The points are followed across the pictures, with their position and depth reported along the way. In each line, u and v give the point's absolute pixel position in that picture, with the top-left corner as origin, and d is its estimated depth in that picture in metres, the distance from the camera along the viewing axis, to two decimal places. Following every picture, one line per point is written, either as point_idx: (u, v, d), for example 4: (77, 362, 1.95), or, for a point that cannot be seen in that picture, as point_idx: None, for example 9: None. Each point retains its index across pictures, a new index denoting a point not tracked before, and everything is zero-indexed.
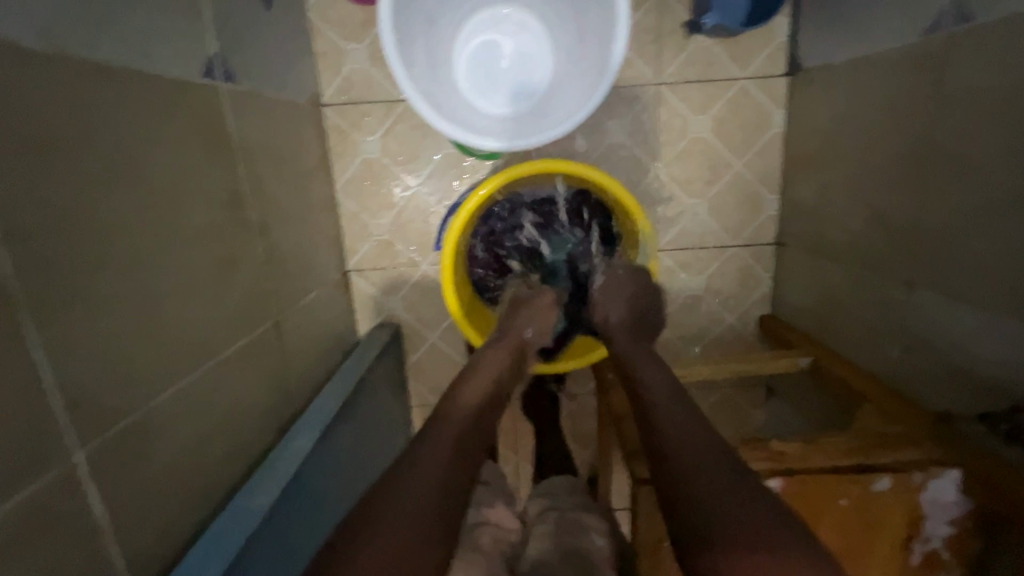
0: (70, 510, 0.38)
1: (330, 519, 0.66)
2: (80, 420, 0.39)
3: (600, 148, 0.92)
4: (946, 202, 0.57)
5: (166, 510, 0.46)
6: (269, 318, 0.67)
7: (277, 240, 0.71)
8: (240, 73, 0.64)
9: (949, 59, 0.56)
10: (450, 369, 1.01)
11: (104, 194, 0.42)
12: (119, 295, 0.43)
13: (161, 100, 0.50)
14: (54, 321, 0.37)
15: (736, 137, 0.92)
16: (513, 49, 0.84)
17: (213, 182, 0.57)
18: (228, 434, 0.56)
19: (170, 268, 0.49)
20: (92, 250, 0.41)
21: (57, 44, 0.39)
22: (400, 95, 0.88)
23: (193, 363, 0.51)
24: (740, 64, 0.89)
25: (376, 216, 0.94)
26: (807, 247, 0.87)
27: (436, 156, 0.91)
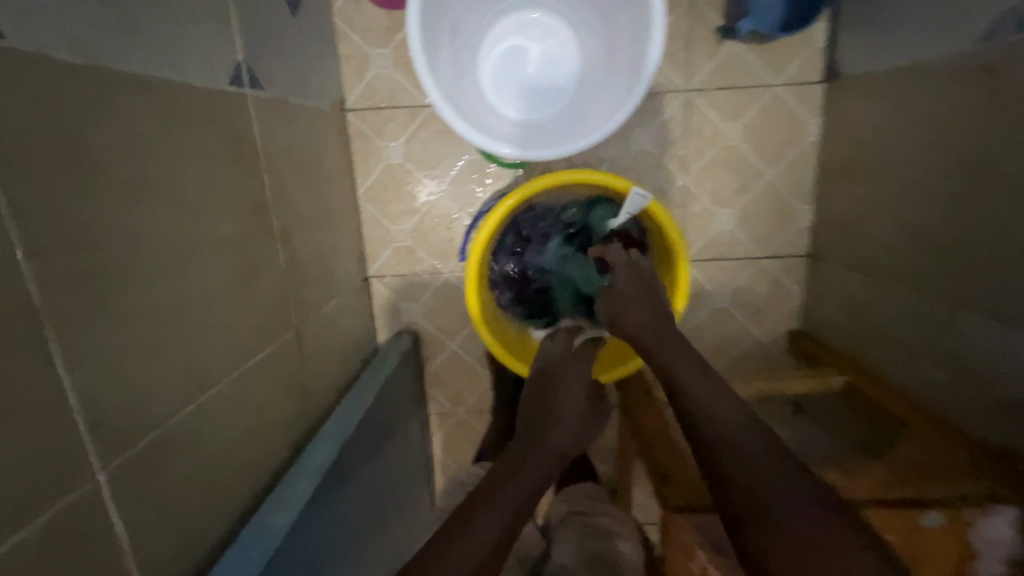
0: (91, 531, 0.37)
1: (349, 532, 0.65)
2: (103, 437, 0.38)
3: (626, 155, 0.89)
4: (1000, 221, 0.54)
5: (188, 527, 0.45)
6: (291, 328, 0.66)
7: (299, 248, 0.71)
8: (266, 80, 0.63)
9: (1007, 70, 0.53)
10: (469, 378, 0.99)
11: (131, 207, 0.41)
12: (143, 309, 0.42)
13: (188, 109, 0.49)
14: (78, 337, 0.36)
15: (768, 146, 0.89)
16: (540, 54, 0.83)
17: (238, 192, 0.56)
18: (249, 447, 0.55)
19: (194, 280, 0.49)
20: (117, 263, 0.40)
21: (86, 54, 0.38)
22: (424, 101, 0.87)
23: (215, 376, 0.51)
24: (774, 71, 0.86)
25: (397, 222, 0.93)
26: (843, 262, 0.84)
27: (459, 163, 0.89)
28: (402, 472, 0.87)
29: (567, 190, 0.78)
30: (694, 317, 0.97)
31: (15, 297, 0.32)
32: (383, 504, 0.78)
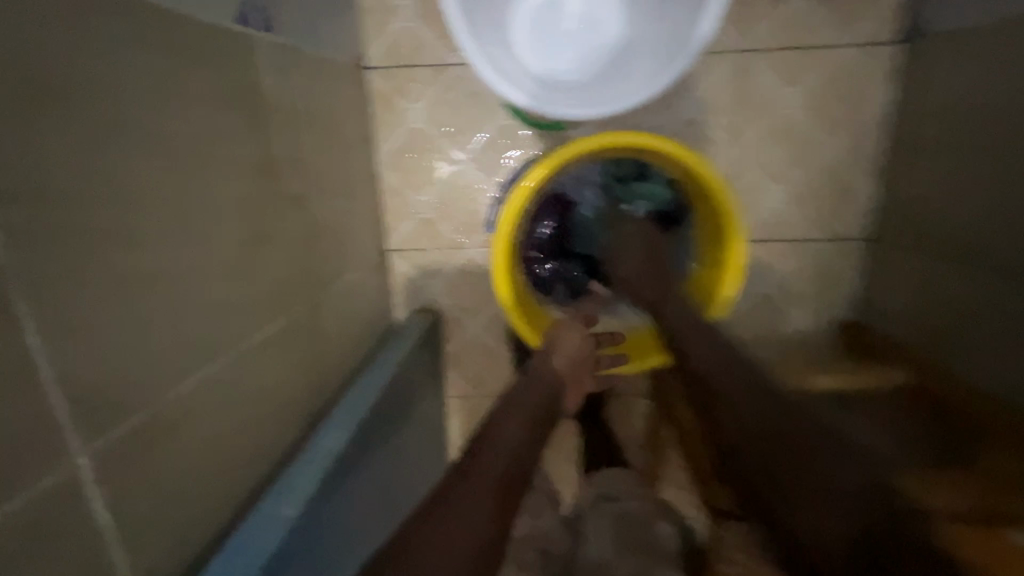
0: (71, 523, 0.32)
1: (361, 522, 0.60)
2: (85, 416, 0.33)
3: (670, 122, 0.81)
4: None
5: (185, 517, 0.41)
6: (303, 300, 0.61)
7: (314, 214, 0.65)
8: (279, 24, 0.57)
9: None
10: (490, 360, 0.94)
11: (121, 154, 0.36)
12: (135, 272, 0.37)
13: (189, 46, 0.43)
14: (53, 301, 0.31)
15: (830, 115, 0.80)
16: (580, 7, 0.75)
17: (245, 147, 0.51)
18: (254, 429, 0.50)
19: (194, 242, 0.43)
20: (102, 216, 0.34)
21: None
22: (451, 59, 0.80)
23: (217, 350, 0.46)
24: (844, 29, 0.76)
25: (418, 192, 0.86)
26: (911, 248, 0.75)
27: (486, 128, 0.82)
28: (418, 458, 0.83)
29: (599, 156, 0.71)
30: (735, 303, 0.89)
31: None
32: (397, 490, 0.73)
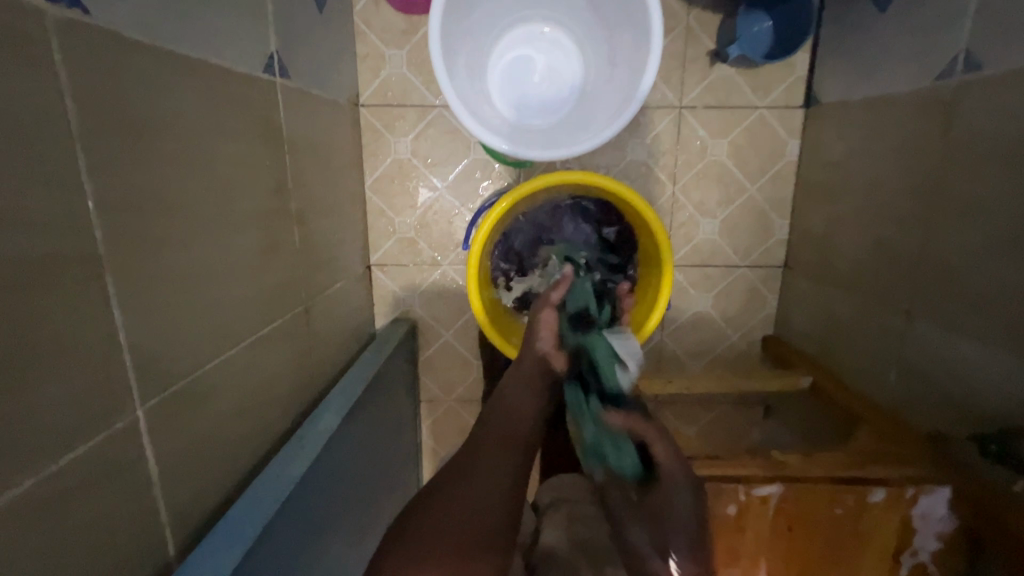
0: (129, 462, 0.41)
1: (348, 499, 0.69)
2: (144, 378, 0.42)
3: (620, 163, 0.96)
4: (950, 238, 0.61)
5: (204, 474, 0.49)
6: (301, 304, 0.70)
7: (312, 230, 0.75)
8: (293, 70, 0.68)
9: (960, 104, 0.60)
10: (461, 367, 1.04)
11: (177, 175, 0.46)
12: (181, 269, 0.46)
13: (228, 91, 0.53)
14: (129, 286, 0.40)
15: (751, 162, 0.96)
16: (545, 64, 0.89)
17: (264, 171, 0.61)
18: (259, 409, 0.59)
19: (223, 248, 0.53)
20: (162, 222, 0.44)
21: (151, 36, 0.42)
22: (434, 101, 0.93)
23: (235, 339, 0.55)
24: (760, 93, 0.93)
25: (401, 214, 0.97)
26: (814, 274, 0.91)
27: (463, 162, 0.95)
28: (395, 453, 0.91)
29: (557, 190, 0.83)
30: (676, 319, 1.03)
31: (85, 242, 0.36)
32: (377, 479, 0.82)
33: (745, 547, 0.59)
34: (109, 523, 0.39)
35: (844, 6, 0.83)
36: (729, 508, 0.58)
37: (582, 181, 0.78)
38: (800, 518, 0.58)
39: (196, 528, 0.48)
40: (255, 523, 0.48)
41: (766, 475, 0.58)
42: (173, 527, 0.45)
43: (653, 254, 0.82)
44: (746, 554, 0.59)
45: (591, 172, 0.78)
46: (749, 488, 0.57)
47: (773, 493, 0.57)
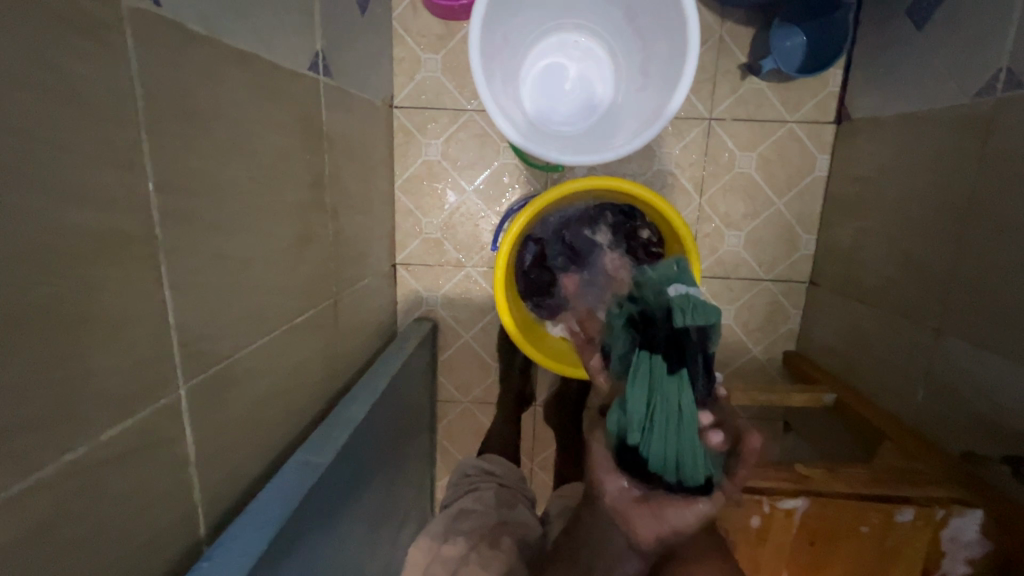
0: (169, 438, 0.42)
1: (369, 493, 0.69)
2: (187, 357, 0.43)
3: (647, 172, 0.96)
4: (984, 256, 0.60)
5: (234, 457, 0.50)
6: (330, 296, 0.72)
7: (344, 225, 0.77)
8: (335, 69, 0.70)
9: (998, 122, 0.60)
10: (480, 368, 1.04)
11: (227, 164, 0.47)
12: (225, 254, 0.48)
13: (277, 86, 0.55)
14: (179, 267, 0.42)
15: (779, 176, 0.96)
16: (577, 73, 0.90)
17: (304, 165, 0.63)
18: (287, 396, 0.60)
19: (263, 237, 0.54)
20: (211, 208, 0.46)
21: (212, 30, 0.44)
22: (466, 105, 0.94)
23: (270, 326, 0.56)
24: (790, 107, 0.93)
25: (428, 215, 0.99)
26: (838, 291, 0.90)
27: (492, 165, 0.96)
28: (413, 450, 0.92)
29: (581, 196, 0.84)
30: None
31: (141, 221, 0.38)
32: (396, 474, 0.82)
33: (767, 559, 0.59)
34: (145, 497, 0.40)
35: (880, 23, 0.83)
36: (753, 520, 0.58)
37: (607, 185, 0.78)
38: (824, 531, 0.57)
39: (225, 510, 0.49)
40: (283, 507, 0.49)
41: (789, 488, 0.58)
42: (203, 506, 0.46)
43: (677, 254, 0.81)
44: (767, 567, 0.60)
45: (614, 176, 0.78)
46: (773, 501, 0.57)
47: (799, 507, 0.57)
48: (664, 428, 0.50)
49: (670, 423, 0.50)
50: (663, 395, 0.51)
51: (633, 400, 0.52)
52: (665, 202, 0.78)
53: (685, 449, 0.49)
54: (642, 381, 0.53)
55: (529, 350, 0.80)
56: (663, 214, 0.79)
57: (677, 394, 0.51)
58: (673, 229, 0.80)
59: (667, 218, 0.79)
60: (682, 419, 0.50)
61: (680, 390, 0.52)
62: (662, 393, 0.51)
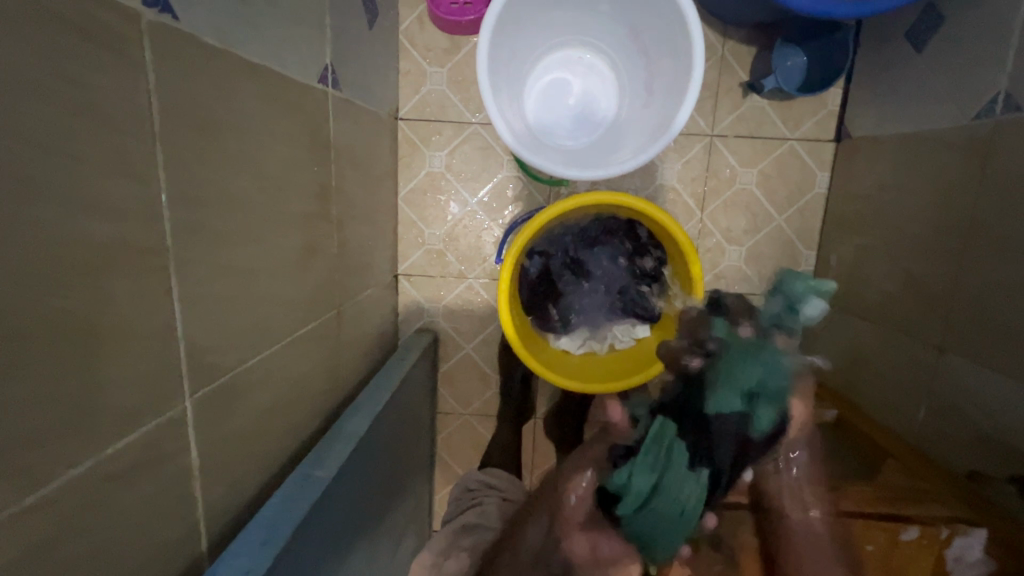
0: (175, 452, 0.41)
1: (370, 508, 0.69)
2: (194, 369, 0.43)
3: (650, 186, 0.97)
4: (986, 275, 0.61)
5: (237, 470, 0.50)
6: (334, 308, 0.71)
7: (349, 236, 0.76)
8: (343, 82, 0.71)
9: (998, 144, 0.61)
10: (480, 380, 1.04)
11: (237, 176, 0.48)
12: (233, 265, 0.48)
13: (287, 98, 0.56)
14: (189, 279, 0.42)
15: (779, 193, 0.97)
16: (581, 88, 0.91)
17: (311, 177, 0.63)
18: (290, 409, 0.59)
19: (270, 249, 0.54)
20: (221, 220, 0.45)
21: (226, 44, 0.45)
22: (471, 118, 0.95)
23: (275, 338, 0.56)
24: (791, 125, 0.94)
25: (431, 226, 0.99)
26: (839, 307, 0.91)
27: (496, 178, 0.96)
28: (414, 463, 0.91)
29: (583, 211, 0.84)
30: None
31: (153, 231, 0.38)
32: (397, 488, 0.81)
33: None
34: (150, 511, 0.39)
35: (880, 44, 0.85)
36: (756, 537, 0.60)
37: (610, 200, 0.78)
38: None
39: (227, 524, 0.49)
40: (287, 522, 0.48)
41: None
42: (206, 520, 0.45)
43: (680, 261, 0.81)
44: None
45: (612, 192, 0.78)
46: None
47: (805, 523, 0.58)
48: (663, 506, 0.56)
49: (668, 506, 0.56)
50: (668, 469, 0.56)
51: (642, 472, 0.56)
52: (660, 210, 0.78)
53: (670, 531, 0.56)
54: (659, 455, 0.57)
55: (533, 363, 0.79)
56: (661, 223, 0.80)
57: (682, 483, 0.56)
58: (673, 238, 0.80)
59: (665, 227, 0.80)
60: (683, 507, 0.56)
61: (689, 483, 0.56)
62: (666, 471, 0.56)
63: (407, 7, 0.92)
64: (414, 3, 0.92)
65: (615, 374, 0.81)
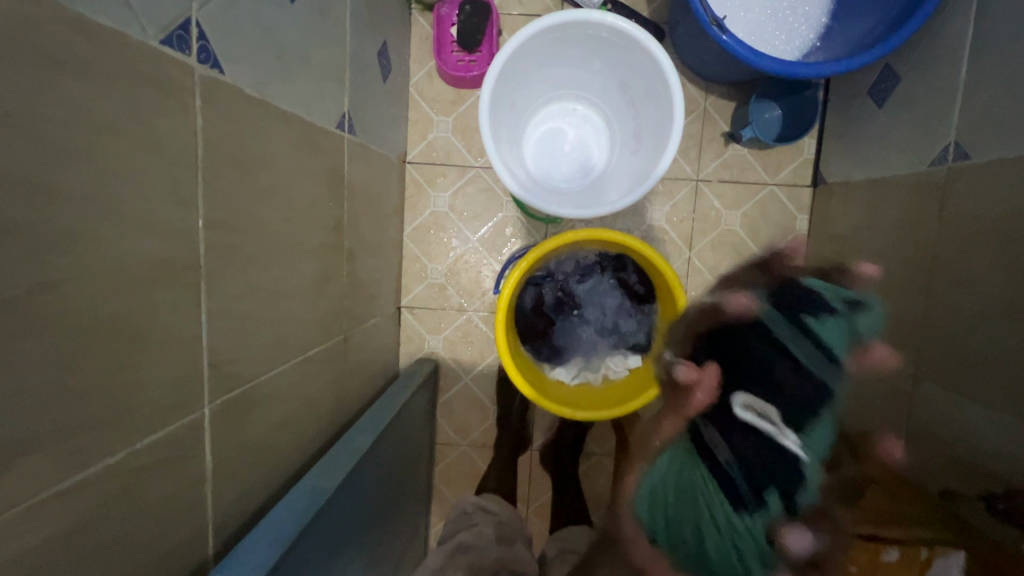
0: (194, 454, 0.45)
1: (367, 529, 0.70)
2: (216, 378, 0.47)
3: (640, 227, 1.03)
4: (950, 306, 0.66)
5: (245, 481, 0.52)
6: (341, 334, 0.76)
7: (359, 267, 0.82)
8: (359, 127, 0.78)
9: (953, 187, 0.67)
10: (478, 411, 1.06)
11: (264, 206, 0.53)
12: (256, 285, 0.53)
13: (311, 141, 0.63)
14: (217, 296, 0.47)
15: (763, 233, 1.02)
16: (575, 137, 1.00)
17: (327, 211, 0.69)
18: (296, 426, 0.62)
19: (288, 273, 0.59)
20: (248, 243, 0.51)
21: (263, 95, 0.52)
22: (474, 162, 1.03)
23: (287, 356, 0.60)
24: (771, 171, 1.01)
25: (434, 261, 1.05)
26: None
27: (496, 216, 1.03)
28: (411, 491, 0.92)
29: (577, 248, 0.90)
30: None
31: (192, 250, 0.43)
32: (394, 515, 0.82)
33: None
34: (167, 507, 0.42)
35: (847, 101, 0.94)
36: None
37: (599, 237, 0.83)
38: None
39: (232, 532, 0.51)
40: (292, 528, 0.51)
41: None
42: (215, 524, 0.48)
43: (668, 297, 0.85)
44: None
45: (606, 230, 0.83)
46: None
47: None
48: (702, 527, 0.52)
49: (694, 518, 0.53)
50: (682, 475, 0.57)
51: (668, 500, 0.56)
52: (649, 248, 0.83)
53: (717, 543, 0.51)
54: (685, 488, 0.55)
55: (527, 390, 0.82)
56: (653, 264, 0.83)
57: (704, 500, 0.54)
58: (661, 276, 0.84)
59: (657, 269, 0.83)
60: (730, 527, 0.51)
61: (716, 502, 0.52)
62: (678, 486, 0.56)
63: (417, 64, 1.01)
64: (424, 60, 1.01)
65: (603, 402, 0.85)
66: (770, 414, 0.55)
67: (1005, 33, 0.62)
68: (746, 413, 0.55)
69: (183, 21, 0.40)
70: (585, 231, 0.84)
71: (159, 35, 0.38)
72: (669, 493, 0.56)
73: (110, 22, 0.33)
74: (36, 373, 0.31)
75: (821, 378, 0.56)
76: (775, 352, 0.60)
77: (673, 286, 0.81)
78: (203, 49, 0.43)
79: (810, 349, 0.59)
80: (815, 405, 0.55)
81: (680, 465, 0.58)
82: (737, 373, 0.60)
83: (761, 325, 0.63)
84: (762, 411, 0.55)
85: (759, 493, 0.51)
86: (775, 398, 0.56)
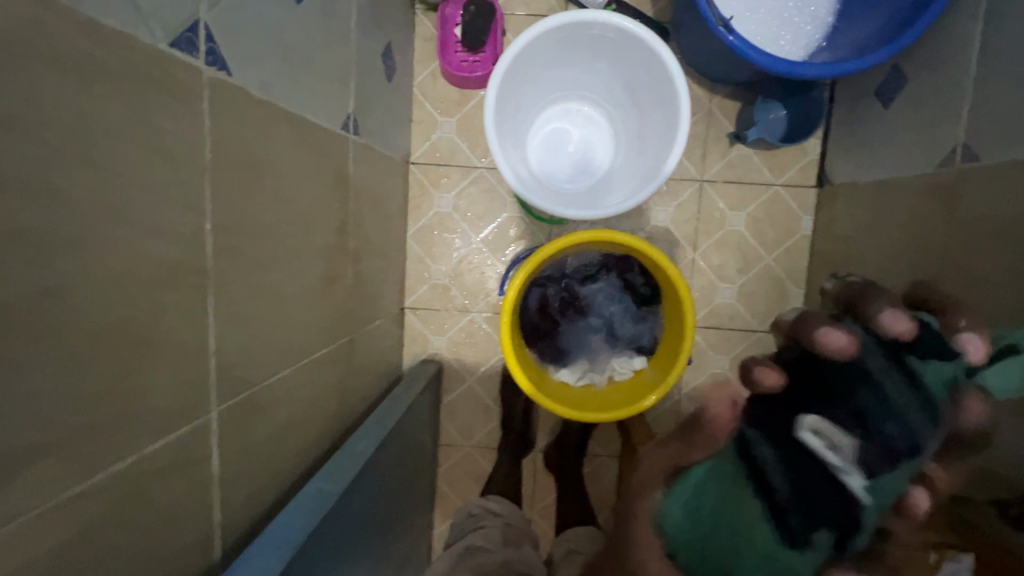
0: (202, 457, 0.45)
1: (373, 532, 0.69)
2: (223, 381, 0.47)
3: (645, 228, 1.03)
4: None
5: (251, 484, 0.52)
6: (346, 336, 0.75)
7: (364, 268, 0.82)
8: (364, 128, 0.78)
9: (960, 189, 0.67)
10: (482, 411, 1.06)
11: (270, 208, 0.53)
12: (263, 288, 0.53)
13: (316, 143, 0.62)
14: (224, 299, 0.46)
15: (768, 234, 1.02)
16: (579, 137, 0.99)
17: (333, 213, 0.68)
18: (301, 428, 0.62)
19: (294, 276, 0.59)
20: (254, 246, 0.51)
21: (269, 96, 0.52)
22: (478, 163, 1.02)
23: (293, 359, 0.60)
24: (776, 172, 1.01)
25: (438, 262, 1.04)
26: None
27: (501, 217, 1.03)
28: (416, 493, 0.92)
29: (581, 248, 0.90)
30: (695, 378, 1.05)
31: (199, 253, 0.43)
32: (399, 516, 0.82)
33: None
34: (175, 512, 0.42)
35: (853, 101, 0.93)
36: None
37: (602, 237, 0.83)
38: None
39: (240, 535, 0.51)
40: (299, 531, 0.50)
41: None
42: (222, 528, 0.48)
43: (672, 296, 0.84)
44: None
45: (609, 231, 0.83)
46: None
47: None
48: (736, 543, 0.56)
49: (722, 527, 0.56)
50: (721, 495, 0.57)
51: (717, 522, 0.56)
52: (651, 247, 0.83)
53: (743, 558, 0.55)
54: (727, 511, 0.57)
55: (533, 392, 0.82)
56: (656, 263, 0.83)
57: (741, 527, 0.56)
58: (664, 275, 0.84)
59: (660, 267, 0.83)
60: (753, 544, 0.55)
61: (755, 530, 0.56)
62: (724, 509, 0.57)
63: (420, 64, 1.01)
64: (428, 61, 1.01)
65: (608, 403, 0.85)
66: (841, 444, 0.55)
67: (1014, 34, 0.62)
68: (814, 438, 0.56)
69: (191, 22, 0.40)
70: (589, 231, 0.84)
71: (168, 37, 0.38)
72: (708, 513, 0.57)
73: (118, 25, 0.33)
74: (43, 378, 0.30)
75: (912, 421, 0.55)
76: (851, 377, 0.58)
77: (677, 284, 0.80)
78: (211, 50, 0.42)
79: (900, 384, 0.56)
80: (898, 453, 0.54)
81: (725, 480, 0.58)
82: (814, 397, 0.58)
83: (860, 360, 0.58)
84: (831, 438, 0.56)
85: (810, 525, 0.53)
86: (848, 425, 0.56)
